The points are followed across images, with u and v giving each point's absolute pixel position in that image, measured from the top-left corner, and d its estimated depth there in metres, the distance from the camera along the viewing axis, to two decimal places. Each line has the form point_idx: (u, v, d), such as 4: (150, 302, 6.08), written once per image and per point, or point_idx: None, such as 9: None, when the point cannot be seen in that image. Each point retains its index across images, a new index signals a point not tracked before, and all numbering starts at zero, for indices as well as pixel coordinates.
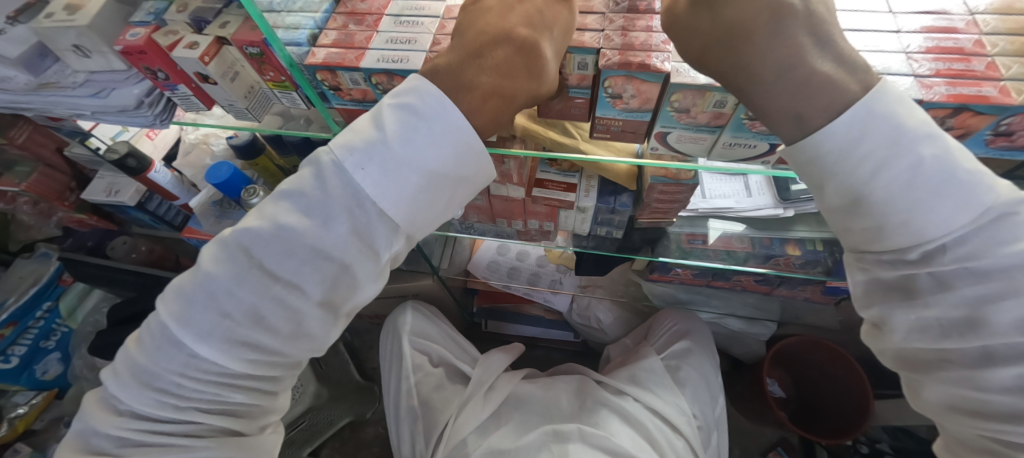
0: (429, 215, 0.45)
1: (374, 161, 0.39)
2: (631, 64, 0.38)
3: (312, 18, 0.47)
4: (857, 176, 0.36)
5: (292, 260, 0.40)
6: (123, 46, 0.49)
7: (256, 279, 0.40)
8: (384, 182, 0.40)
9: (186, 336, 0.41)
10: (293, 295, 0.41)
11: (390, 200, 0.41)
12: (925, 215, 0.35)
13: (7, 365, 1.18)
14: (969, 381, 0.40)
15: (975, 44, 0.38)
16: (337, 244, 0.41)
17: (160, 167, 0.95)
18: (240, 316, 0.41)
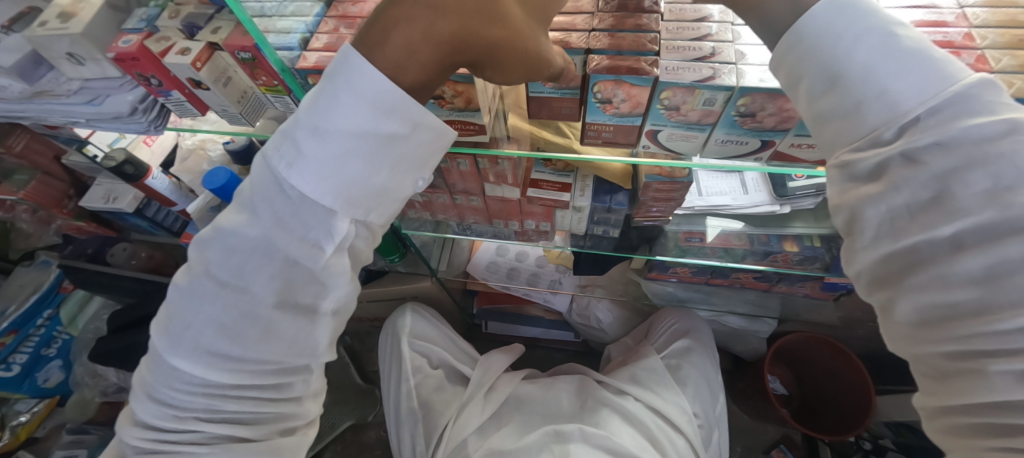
0: (378, 190, 0.40)
1: (299, 146, 0.37)
2: (620, 68, 0.39)
3: (303, 23, 0.47)
4: (832, 50, 0.34)
5: (235, 257, 0.39)
6: (116, 53, 0.49)
7: (206, 285, 0.39)
8: (309, 165, 0.37)
9: (165, 349, 0.41)
10: (236, 292, 0.39)
11: (321, 184, 0.38)
12: (899, 85, 0.32)
13: (8, 373, 1.18)
14: (936, 279, 0.32)
15: (965, 37, 0.38)
16: (268, 234, 0.38)
17: (158, 173, 0.95)
18: (199, 321, 0.40)
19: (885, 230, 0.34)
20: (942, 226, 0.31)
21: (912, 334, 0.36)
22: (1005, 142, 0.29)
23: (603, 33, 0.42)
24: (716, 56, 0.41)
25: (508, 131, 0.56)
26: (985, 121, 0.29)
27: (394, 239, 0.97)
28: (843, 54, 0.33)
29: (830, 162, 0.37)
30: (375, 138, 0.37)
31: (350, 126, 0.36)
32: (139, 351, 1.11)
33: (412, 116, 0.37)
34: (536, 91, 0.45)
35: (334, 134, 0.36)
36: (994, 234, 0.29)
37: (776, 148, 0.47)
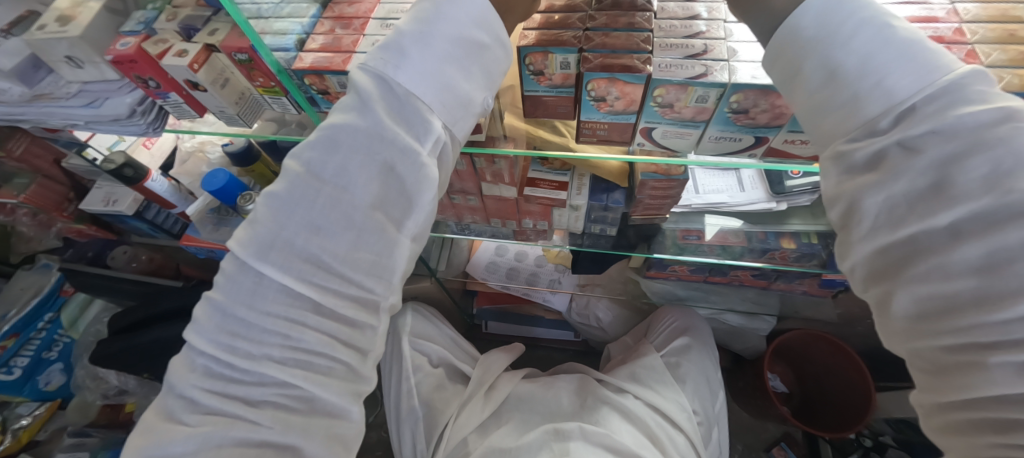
0: (467, 98, 0.42)
1: (401, 52, 0.40)
2: (613, 66, 0.39)
3: (299, 24, 0.48)
4: (831, 41, 0.35)
5: (338, 155, 0.40)
6: (113, 56, 0.50)
7: (307, 184, 0.40)
8: (411, 65, 0.40)
9: (254, 260, 0.39)
10: (339, 193, 0.40)
11: (424, 81, 0.40)
12: (896, 72, 0.33)
13: (9, 376, 1.19)
14: (936, 269, 0.33)
15: (955, 32, 0.39)
16: (375, 130, 0.40)
17: (157, 176, 0.95)
18: (298, 224, 0.40)
19: (883, 219, 0.36)
20: (940, 215, 0.32)
21: (908, 329, 0.37)
22: (1001, 128, 0.30)
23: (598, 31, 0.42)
24: (708, 53, 0.41)
25: (504, 130, 0.57)
26: (979, 109, 0.31)
27: None
28: (840, 46, 0.35)
29: (823, 154, 0.39)
30: (470, 40, 0.40)
31: (452, 28, 0.40)
32: (139, 353, 1.11)
33: (498, 27, 0.41)
34: (531, 89, 0.46)
35: (437, 35, 0.40)
36: (989, 223, 0.31)
37: (770, 144, 0.47)
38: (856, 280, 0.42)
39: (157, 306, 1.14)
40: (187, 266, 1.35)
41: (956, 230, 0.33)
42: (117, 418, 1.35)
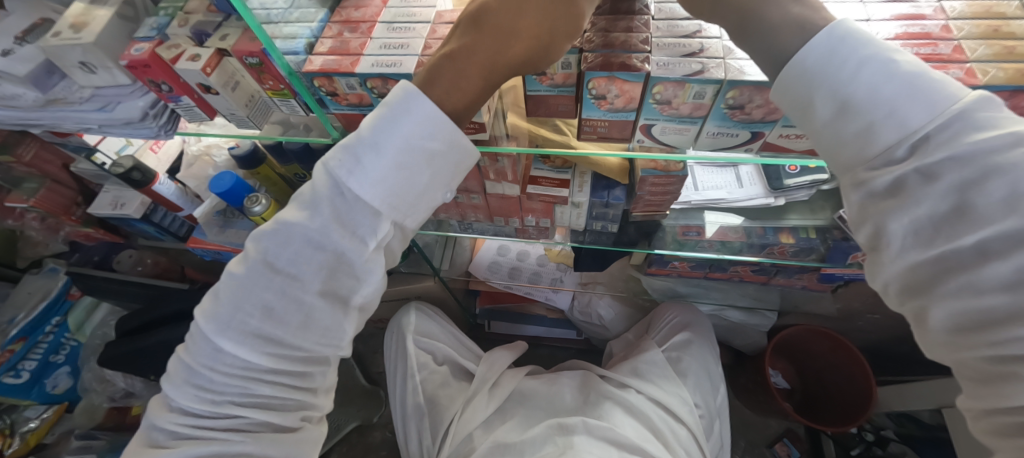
0: (416, 195, 0.44)
1: (354, 154, 0.41)
2: (612, 65, 0.40)
3: (308, 28, 0.50)
4: (836, 78, 0.36)
5: (291, 251, 0.43)
6: (128, 60, 0.51)
7: (262, 274, 0.43)
8: (362, 168, 0.41)
9: (212, 331, 0.43)
10: (293, 285, 0.43)
11: (372, 186, 0.42)
12: (906, 105, 0.34)
13: (18, 379, 1.20)
14: (965, 287, 0.34)
15: (942, 29, 0.40)
16: (325, 231, 0.43)
17: (164, 179, 0.97)
18: (252, 308, 0.43)
19: (911, 242, 0.36)
20: (966, 235, 0.33)
21: (948, 341, 0.37)
22: (1013, 153, 0.31)
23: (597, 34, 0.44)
24: (704, 52, 0.43)
25: (507, 130, 0.58)
26: (990, 135, 0.32)
27: None
28: (847, 82, 0.36)
29: (846, 181, 0.41)
30: (417, 151, 0.42)
31: (400, 139, 0.41)
32: (146, 356, 1.12)
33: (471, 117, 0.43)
34: (534, 88, 0.47)
35: (386, 145, 0.41)
36: (1015, 242, 0.32)
37: (765, 139, 0.49)
38: (891, 296, 0.42)
39: (163, 308, 1.15)
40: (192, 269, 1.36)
41: (986, 251, 0.33)
42: (123, 421, 1.38)
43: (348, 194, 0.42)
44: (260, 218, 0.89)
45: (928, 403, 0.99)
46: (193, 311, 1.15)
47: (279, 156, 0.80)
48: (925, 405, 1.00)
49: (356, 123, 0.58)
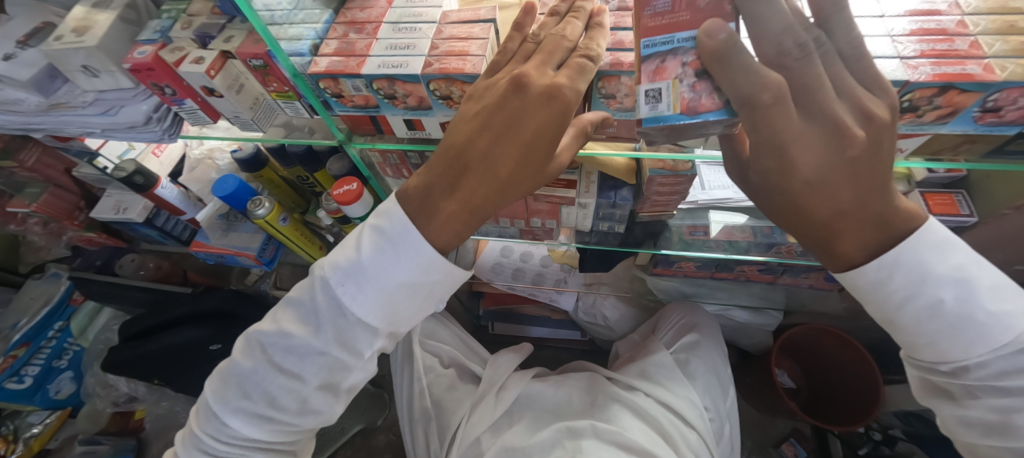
0: (411, 312, 0.47)
1: (349, 280, 0.44)
2: (624, 64, 0.42)
3: (313, 29, 0.49)
4: (886, 303, 0.42)
5: (295, 353, 0.46)
6: (131, 64, 0.50)
7: (270, 370, 0.47)
8: (356, 294, 0.44)
9: (221, 408, 0.48)
10: (295, 382, 0.47)
11: (369, 310, 0.45)
12: (949, 341, 0.40)
13: (20, 385, 1.19)
14: None
15: (958, 24, 0.39)
16: (327, 340, 0.45)
17: (167, 183, 0.95)
18: (257, 396, 0.47)
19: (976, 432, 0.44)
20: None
21: None
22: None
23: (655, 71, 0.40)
24: None
25: None
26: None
27: None
28: (896, 308, 0.42)
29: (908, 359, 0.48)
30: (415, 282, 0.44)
31: (399, 274, 0.43)
32: (151, 359, 1.12)
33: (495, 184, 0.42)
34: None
35: (387, 278, 0.43)
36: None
37: None
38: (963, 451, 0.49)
39: (166, 313, 1.14)
40: (195, 273, 1.35)
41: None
42: (127, 425, 1.36)
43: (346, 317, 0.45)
44: (264, 221, 0.88)
45: None
46: (198, 315, 1.15)
47: (282, 158, 0.79)
48: None
49: (362, 124, 0.57)
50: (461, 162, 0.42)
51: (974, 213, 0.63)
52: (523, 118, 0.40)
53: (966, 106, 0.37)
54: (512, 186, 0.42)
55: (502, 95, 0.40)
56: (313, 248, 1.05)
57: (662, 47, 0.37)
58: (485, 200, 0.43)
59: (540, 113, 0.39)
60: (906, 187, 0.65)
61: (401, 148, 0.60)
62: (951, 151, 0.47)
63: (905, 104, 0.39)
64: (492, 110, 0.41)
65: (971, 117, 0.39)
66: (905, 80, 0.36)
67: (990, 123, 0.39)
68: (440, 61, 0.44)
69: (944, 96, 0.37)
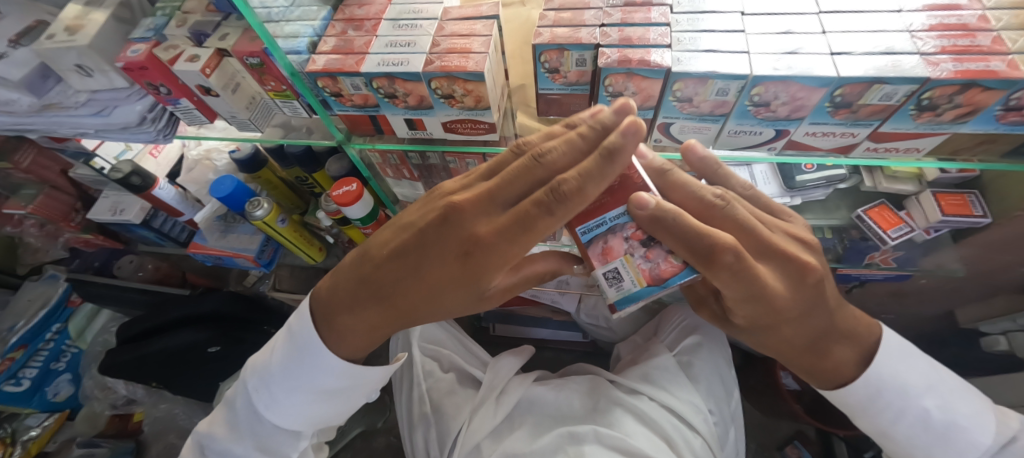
0: (314, 407, 0.59)
1: (263, 384, 0.58)
2: (631, 61, 0.38)
3: (311, 27, 0.48)
4: (880, 418, 0.53)
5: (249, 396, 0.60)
6: (123, 63, 0.49)
7: (235, 409, 0.61)
8: (270, 397, 0.57)
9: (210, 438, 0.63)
10: (249, 421, 0.60)
11: (275, 407, 0.57)
12: (944, 449, 0.50)
13: (18, 388, 1.18)
14: None
15: (980, 19, 0.38)
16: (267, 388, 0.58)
17: (165, 184, 0.94)
18: (225, 431, 0.61)
19: None
20: None
21: None
22: None
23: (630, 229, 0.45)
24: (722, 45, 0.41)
25: (517, 130, 0.56)
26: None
27: None
28: (888, 420, 0.52)
29: None
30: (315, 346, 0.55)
31: (305, 341, 0.55)
32: (149, 362, 1.11)
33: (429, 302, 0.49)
34: (546, 87, 0.47)
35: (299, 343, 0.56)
36: None
37: (790, 138, 0.45)
38: None
39: (163, 315, 1.13)
40: (194, 274, 1.33)
41: None
42: (125, 428, 1.36)
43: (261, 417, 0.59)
44: (263, 222, 0.87)
45: None
46: (195, 317, 1.13)
47: (281, 159, 0.78)
48: None
49: (362, 124, 0.56)
50: (380, 282, 0.50)
51: (987, 214, 0.62)
52: (446, 243, 0.46)
53: (987, 105, 0.36)
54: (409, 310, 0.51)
55: (432, 225, 0.47)
56: (311, 250, 1.03)
57: (598, 231, 0.45)
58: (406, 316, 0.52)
59: (471, 250, 0.45)
60: (917, 187, 0.63)
61: (402, 148, 0.59)
62: (969, 151, 0.45)
63: (923, 102, 0.37)
64: (418, 235, 0.48)
65: (992, 116, 0.37)
66: (927, 77, 0.34)
67: (1012, 122, 0.38)
68: (441, 59, 0.43)
69: (966, 94, 0.35)
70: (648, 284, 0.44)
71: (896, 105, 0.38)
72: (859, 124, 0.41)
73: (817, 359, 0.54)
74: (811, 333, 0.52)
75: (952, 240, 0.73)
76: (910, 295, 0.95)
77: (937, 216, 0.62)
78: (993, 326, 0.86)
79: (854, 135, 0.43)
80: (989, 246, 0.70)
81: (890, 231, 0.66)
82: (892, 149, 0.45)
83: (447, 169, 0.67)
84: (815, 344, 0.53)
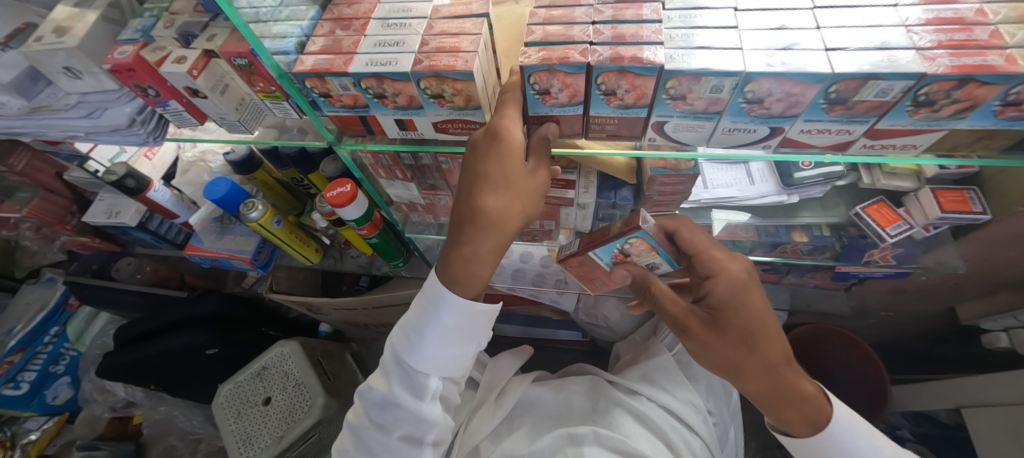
0: (449, 357, 0.58)
1: (410, 339, 0.58)
2: (622, 58, 0.37)
3: (298, 27, 0.47)
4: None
5: (391, 368, 0.61)
6: (111, 64, 0.49)
7: (380, 384, 0.61)
8: (417, 350, 0.57)
9: (355, 422, 0.63)
10: (387, 391, 0.60)
11: (420, 362, 0.57)
12: None
13: (18, 391, 1.18)
14: None
15: (977, 13, 0.37)
16: (403, 348, 0.59)
17: (160, 186, 0.93)
18: (372, 408, 0.61)
19: None
20: None
21: None
22: None
23: (601, 249, 0.57)
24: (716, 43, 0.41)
25: None
26: None
27: (395, 243, 0.95)
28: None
29: None
30: (436, 293, 0.55)
31: (429, 285, 0.56)
32: (148, 364, 1.11)
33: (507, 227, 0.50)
34: (536, 109, 0.46)
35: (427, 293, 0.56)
36: None
37: (784, 135, 0.44)
38: None
39: (167, 313, 1.13)
40: (193, 277, 1.34)
41: None
42: (125, 431, 1.35)
43: (410, 376, 0.59)
44: (257, 224, 0.86)
45: (946, 402, 0.96)
46: (195, 319, 1.12)
47: (275, 160, 0.78)
48: (943, 404, 0.97)
49: (352, 125, 0.55)
50: (469, 213, 0.51)
51: (987, 210, 0.62)
52: (509, 175, 0.47)
53: (986, 100, 0.35)
54: (497, 228, 0.51)
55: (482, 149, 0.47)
56: (307, 251, 1.03)
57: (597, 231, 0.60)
58: (498, 240, 0.52)
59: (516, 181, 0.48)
60: (916, 183, 0.63)
61: (393, 148, 0.58)
62: (968, 147, 0.44)
63: (920, 98, 0.36)
64: (489, 165, 0.46)
65: (991, 112, 0.37)
66: (923, 72, 0.33)
67: (1012, 117, 0.37)
68: (430, 58, 0.42)
69: (963, 90, 0.34)
70: (611, 254, 0.59)
71: (892, 101, 0.37)
72: (854, 121, 0.40)
73: (790, 401, 0.56)
74: (749, 331, 0.54)
75: (952, 236, 0.73)
76: (910, 292, 0.94)
77: (936, 212, 0.61)
78: (994, 323, 0.85)
79: (850, 132, 0.42)
80: (990, 242, 0.69)
81: (889, 228, 0.66)
82: (889, 146, 0.44)
83: (440, 170, 0.66)
84: (752, 346, 0.54)
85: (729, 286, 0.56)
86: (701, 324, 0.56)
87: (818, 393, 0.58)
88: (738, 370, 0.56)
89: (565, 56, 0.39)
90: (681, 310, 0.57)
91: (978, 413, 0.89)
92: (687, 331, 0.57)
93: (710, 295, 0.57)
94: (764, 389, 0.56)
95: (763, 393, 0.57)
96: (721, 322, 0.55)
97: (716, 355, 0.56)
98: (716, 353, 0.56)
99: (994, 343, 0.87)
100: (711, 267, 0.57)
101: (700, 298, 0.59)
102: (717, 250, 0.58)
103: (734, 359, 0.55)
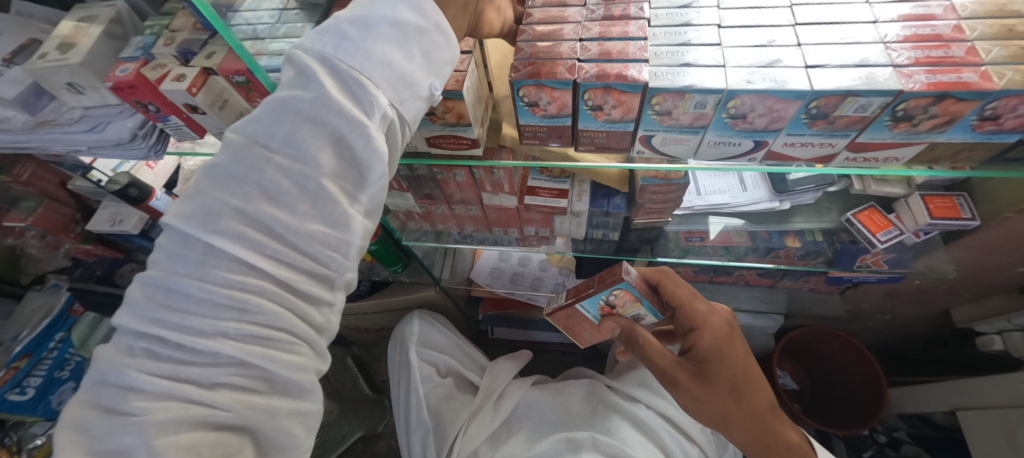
0: (407, 77, 0.40)
1: (346, 31, 0.38)
2: (608, 75, 0.39)
3: (294, 44, 0.48)
4: None
5: (286, 127, 0.36)
6: (113, 82, 0.50)
7: (251, 154, 0.36)
8: (355, 45, 0.38)
9: (197, 228, 0.35)
10: (294, 169, 0.37)
11: (360, 61, 0.38)
12: None
13: (21, 397, 1.06)
14: None
15: (954, 29, 0.38)
16: (316, 100, 0.37)
17: (161, 194, 0.94)
18: (252, 195, 0.36)
19: None
20: None
21: None
22: None
23: (587, 301, 0.58)
24: (700, 41, 0.42)
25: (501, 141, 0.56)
26: None
27: (394, 250, 0.97)
28: None
29: None
30: (407, 25, 0.39)
31: (389, 11, 0.39)
32: None
33: (436, 10, 0.40)
34: (527, 119, 0.46)
35: (373, 18, 0.38)
36: None
37: (769, 148, 0.45)
38: None
39: None
40: None
41: None
42: None
43: (321, 103, 0.37)
44: None
45: (941, 405, 0.96)
46: None
47: None
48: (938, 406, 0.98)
49: None
50: None
51: (976, 216, 0.62)
52: None
53: (963, 115, 0.36)
54: None
55: None
56: None
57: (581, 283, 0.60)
58: None
59: None
60: (906, 189, 0.63)
61: None
62: (949, 160, 0.44)
63: (899, 113, 0.37)
64: None
65: (969, 125, 0.38)
66: (899, 89, 0.34)
67: (990, 131, 0.38)
68: None
69: (940, 106, 0.35)
70: (598, 305, 0.60)
71: (871, 116, 0.38)
72: (836, 135, 0.41)
73: (777, 450, 0.59)
74: (735, 380, 0.56)
75: (943, 242, 0.73)
76: (904, 295, 0.94)
77: (925, 219, 0.62)
78: (988, 326, 0.86)
79: (833, 145, 0.43)
80: (979, 247, 0.70)
81: (880, 234, 0.67)
82: (872, 159, 0.45)
83: (435, 180, 0.67)
84: (740, 396, 0.56)
85: (712, 337, 0.58)
86: (690, 376, 0.57)
87: (801, 441, 0.62)
88: (729, 421, 0.57)
89: (554, 71, 0.40)
90: (669, 362, 0.58)
91: (973, 416, 0.89)
92: (676, 383, 0.57)
93: (695, 347, 0.59)
94: (756, 441, 0.58)
95: (753, 443, 0.59)
96: (707, 374, 0.57)
97: (706, 406, 0.57)
98: (707, 405, 0.57)
99: (987, 346, 0.88)
100: (695, 319, 0.59)
101: (686, 351, 0.60)
102: (701, 301, 0.60)
103: (724, 410, 0.56)
